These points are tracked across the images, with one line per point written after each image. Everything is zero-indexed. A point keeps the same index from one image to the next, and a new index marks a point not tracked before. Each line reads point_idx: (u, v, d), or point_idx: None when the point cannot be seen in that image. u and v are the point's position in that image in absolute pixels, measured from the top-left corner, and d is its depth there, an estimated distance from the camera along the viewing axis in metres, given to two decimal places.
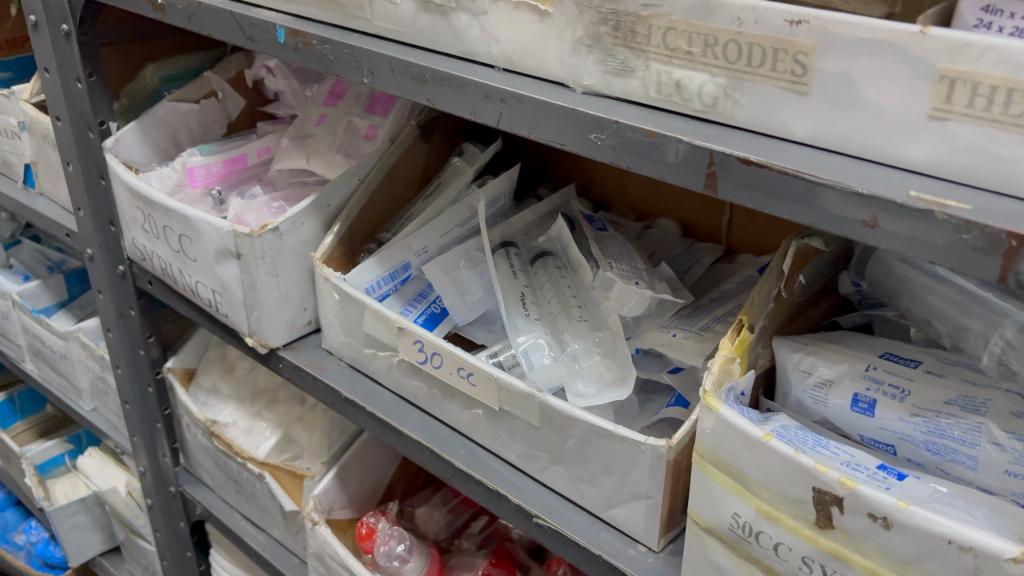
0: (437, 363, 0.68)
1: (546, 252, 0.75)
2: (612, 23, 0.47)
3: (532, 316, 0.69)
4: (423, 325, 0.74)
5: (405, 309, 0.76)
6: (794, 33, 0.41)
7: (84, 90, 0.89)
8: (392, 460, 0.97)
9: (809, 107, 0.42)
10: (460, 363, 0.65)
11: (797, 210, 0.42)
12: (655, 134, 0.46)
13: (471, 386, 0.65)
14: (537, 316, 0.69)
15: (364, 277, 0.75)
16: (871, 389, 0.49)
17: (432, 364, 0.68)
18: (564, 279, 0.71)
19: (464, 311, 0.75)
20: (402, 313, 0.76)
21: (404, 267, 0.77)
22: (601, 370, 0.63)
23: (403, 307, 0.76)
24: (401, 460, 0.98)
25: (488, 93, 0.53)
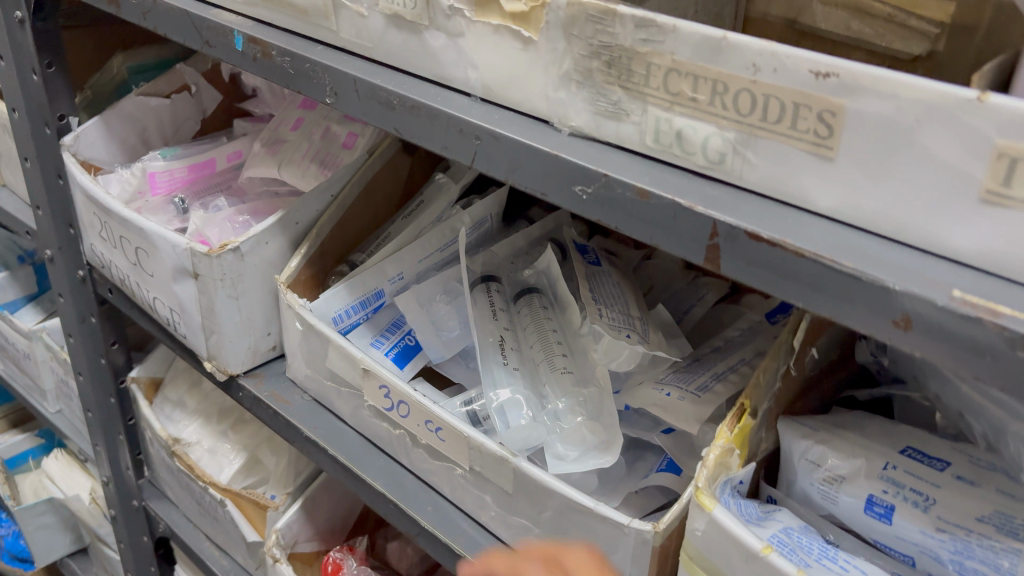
0: (407, 415, 0.61)
1: (532, 288, 0.69)
2: (605, 58, 0.40)
3: (511, 365, 0.62)
4: (393, 363, 0.68)
5: (374, 342, 0.69)
6: (820, 87, 0.34)
7: (40, 82, 0.82)
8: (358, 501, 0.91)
9: (834, 175, 0.35)
10: (431, 419, 0.59)
11: (813, 298, 0.35)
12: (649, 194, 0.39)
13: (442, 445, 0.59)
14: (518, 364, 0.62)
15: (331, 304, 0.69)
16: (889, 491, 0.42)
17: (400, 415, 0.62)
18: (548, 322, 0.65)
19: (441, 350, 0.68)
20: (372, 346, 0.69)
21: (376, 295, 0.70)
22: (584, 432, 0.57)
23: (372, 340, 0.70)
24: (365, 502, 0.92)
25: (462, 127, 0.46)
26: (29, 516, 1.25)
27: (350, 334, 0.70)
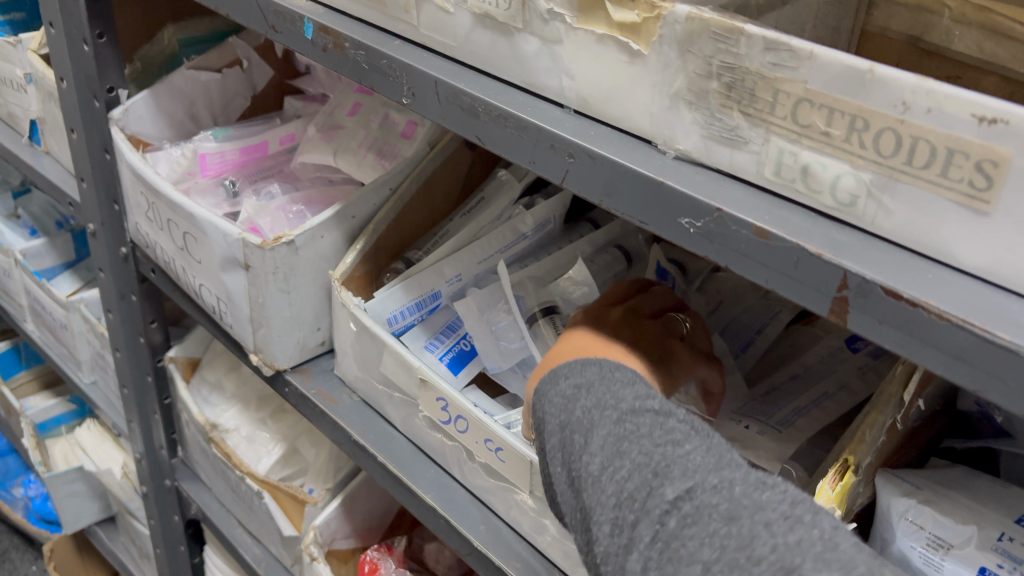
0: (465, 433, 0.58)
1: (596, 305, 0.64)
2: (726, 79, 0.36)
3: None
4: (445, 370, 0.65)
5: (429, 345, 0.67)
6: (982, 133, 0.30)
7: (91, 53, 0.78)
8: (394, 504, 0.89)
9: (986, 230, 0.31)
10: (488, 435, 0.56)
11: (957, 370, 0.31)
12: (770, 235, 0.35)
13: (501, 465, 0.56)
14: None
15: (382, 308, 0.66)
16: (1005, 567, 0.39)
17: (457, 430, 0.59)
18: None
19: (498, 355, 0.65)
20: (425, 350, 0.66)
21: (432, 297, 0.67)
22: None
23: (427, 342, 0.67)
24: (401, 505, 0.90)
25: (554, 142, 0.42)
26: (59, 484, 1.25)
27: (403, 336, 0.67)
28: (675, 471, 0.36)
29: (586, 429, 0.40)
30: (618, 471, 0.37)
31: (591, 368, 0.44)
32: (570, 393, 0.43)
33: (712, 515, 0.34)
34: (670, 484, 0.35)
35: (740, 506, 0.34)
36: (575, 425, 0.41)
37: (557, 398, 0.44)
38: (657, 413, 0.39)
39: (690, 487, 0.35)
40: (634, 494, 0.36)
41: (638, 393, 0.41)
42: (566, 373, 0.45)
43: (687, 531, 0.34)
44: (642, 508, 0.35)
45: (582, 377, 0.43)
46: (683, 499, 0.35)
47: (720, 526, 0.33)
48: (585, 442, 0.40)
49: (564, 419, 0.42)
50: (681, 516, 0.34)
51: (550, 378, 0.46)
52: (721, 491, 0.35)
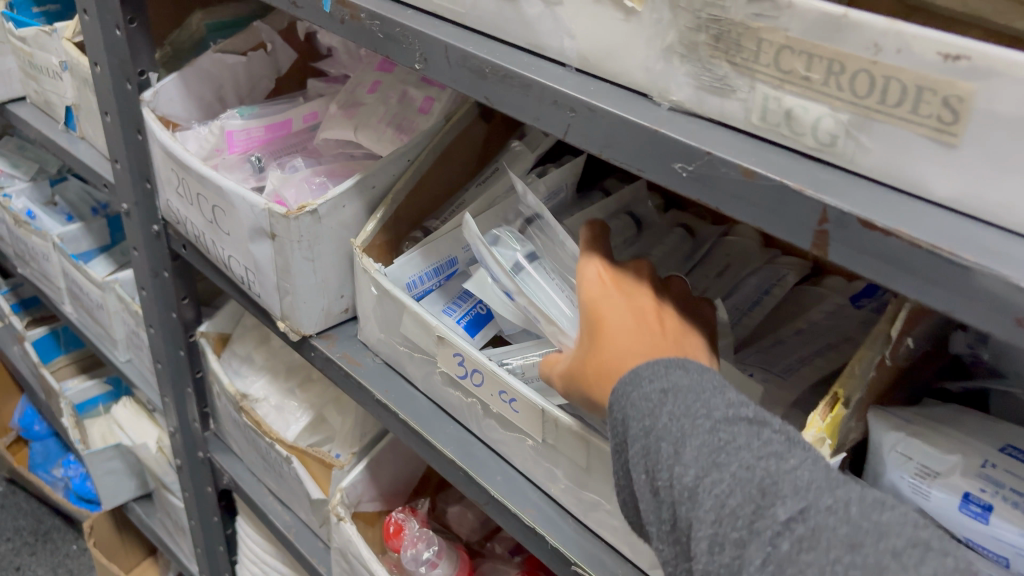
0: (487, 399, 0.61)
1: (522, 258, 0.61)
2: (713, 31, 0.39)
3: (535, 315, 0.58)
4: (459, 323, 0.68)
5: (447, 309, 0.69)
6: (948, 70, 0.32)
7: (123, 38, 0.81)
8: (421, 462, 0.93)
9: (955, 162, 0.34)
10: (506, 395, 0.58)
11: (931, 292, 0.34)
12: (755, 174, 0.38)
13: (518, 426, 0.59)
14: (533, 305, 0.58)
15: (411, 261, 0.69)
16: (988, 490, 0.41)
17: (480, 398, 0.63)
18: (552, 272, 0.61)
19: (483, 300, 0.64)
20: (444, 313, 0.69)
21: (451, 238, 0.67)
22: None
23: (445, 307, 0.69)
24: (429, 464, 0.94)
25: (557, 99, 0.45)
26: (97, 462, 1.30)
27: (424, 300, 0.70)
28: (785, 490, 0.35)
29: (677, 439, 0.39)
30: (720, 489, 0.36)
31: (677, 371, 0.42)
32: (653, 395, 0.41)
33: (831, 539, 0.33)
34: (780, 504, 0.35)
35: (860, 530, 0.33)
36: (660, 432, 0.39)
37: (634, 403, 0.42)
38: (750, 422, 0.38)
39: (803, 507, 0.34)
40: (737, 511, 0.35)
41: (730, 400, 0.40)
42: (645, 378, 0.42)
43: (805, 556, 0.33)
44: (750, 529, 0.35)
45: (667, 382, 0.41)
46: (798, 521, 0.34)
47: (843, 554, 0.32)
48: (676, 453, 0.38)
49: (647, 423, 0.40)
50: (794, 538, 0.34)
51: (630, 376, 0.43)
52: (836, 511, 0.34)
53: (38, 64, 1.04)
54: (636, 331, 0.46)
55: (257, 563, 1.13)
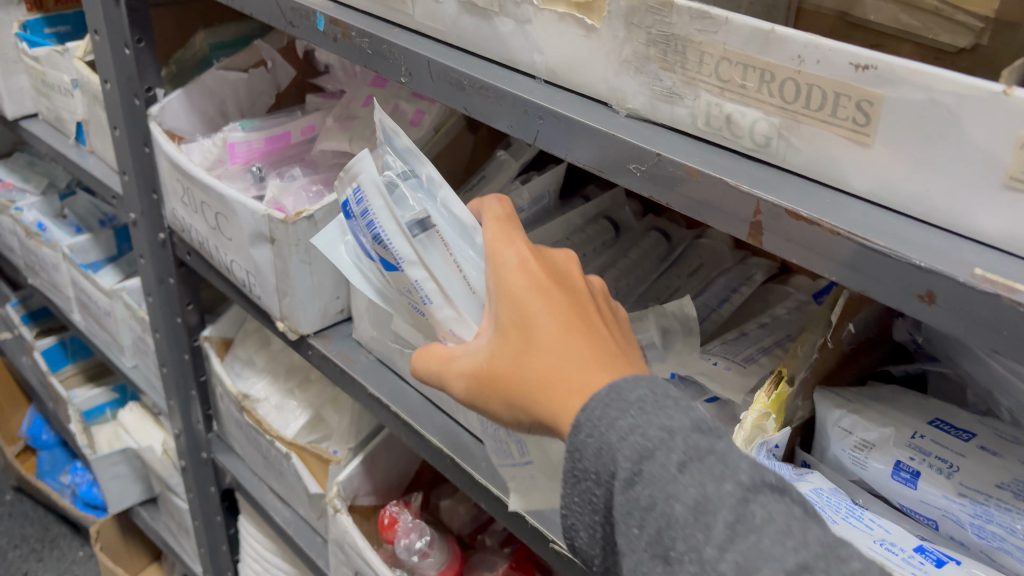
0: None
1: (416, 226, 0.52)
2: (662, 46, 0.43)
3: (424, 289, 0.53)
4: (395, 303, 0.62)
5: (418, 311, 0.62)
6: (859, 78, 0.37)
7: (131, 57, 0.86)
8: (416, 456, 0.97)
9: (871, 159, 0.38)
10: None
11: (848, 275, 0.38)
12: (699, 173, 0.42)
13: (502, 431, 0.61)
14: (421, 278, 0.53)
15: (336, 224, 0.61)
16: (916, 458, 0.46)
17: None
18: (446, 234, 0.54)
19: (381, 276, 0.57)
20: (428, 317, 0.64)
21: (346, 207, 0.56)
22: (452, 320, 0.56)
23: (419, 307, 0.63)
24: (423, 457, 0.98)
25: (527, 107, 0.49)
26: (104, 466, 1.34)
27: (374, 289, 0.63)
28: None
29: (699, 502, 0.35)
30: None
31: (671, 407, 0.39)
32: (654, 436, 0.37)
33: None
34: None
35: None
36: (676, 492, 0.36)
37: (625, 441, 0.38)
38: (774, 489, 0.36)
39: None
40: None
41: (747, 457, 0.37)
42: (632, 407, 0.39)
43: None
44: None
45: (669, 420, 0.38)
46: None
47: None
48: (701, 523, 0.35)
49: (645, 467, 0.37)
50: None
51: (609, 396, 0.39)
52: None
53: (50, 82, 1.09)
54: (585, 341, 0.42)
55: (258, 560, 1.17)
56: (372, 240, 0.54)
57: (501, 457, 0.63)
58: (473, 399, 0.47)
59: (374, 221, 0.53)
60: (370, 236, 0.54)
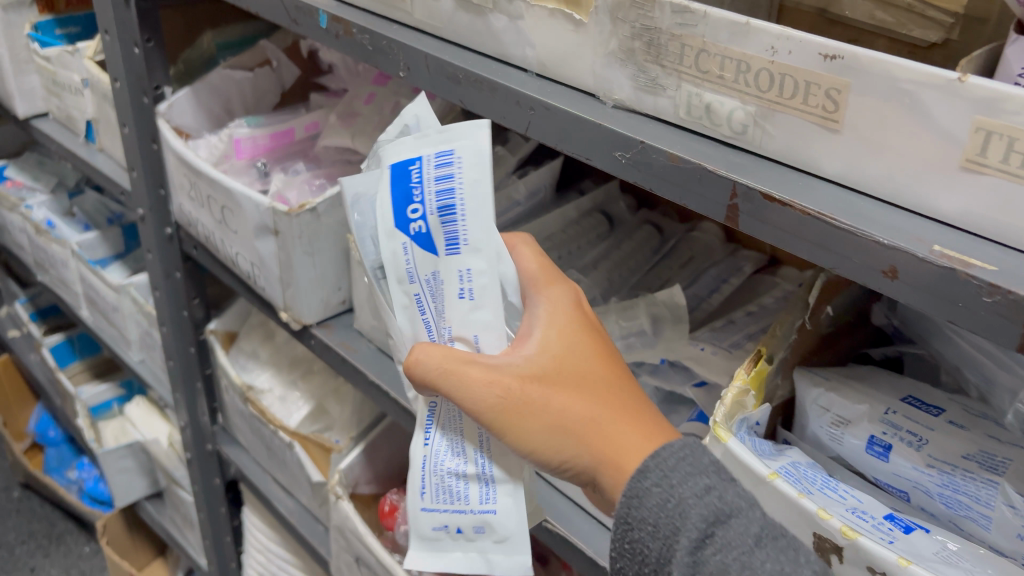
0: (442, 423, 0.51)
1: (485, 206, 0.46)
2: (646, 39, 0.46)
3: (467, 282, 0.47)
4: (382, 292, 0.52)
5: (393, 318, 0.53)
6: (828, 67, 0.39)
7: (140, 56, 0.89)
8: None
9: (839, 144, 0.40)
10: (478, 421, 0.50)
11: (818, 253, 0.40)
12: (679, 159, 0.44)
13: (466, 472, 0.50)
14: (474, 268, 0.47)
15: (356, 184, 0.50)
16: (889, 433, 0.48)
17: (424, 417, 0.52)
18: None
19: (404, 255, 0.47)
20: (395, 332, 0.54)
21: (410, 168, 0.47)
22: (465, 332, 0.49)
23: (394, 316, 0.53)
24: None
25: (519, 99, 0.52)
26: (111, 460, 1.37)
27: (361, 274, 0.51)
28: None
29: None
30: None
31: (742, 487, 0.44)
32: (734, 500, 0.42)
33: None
34: None
35: None
36: (751, 563, 0.40)
37: (702, 501, 0.42)
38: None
39: None
40: None
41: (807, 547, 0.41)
42: (710, 471, 0.43)
43: None
44: None
45: (747, 496, 0.43)
46: None
47: None
48: None
49: (720, 529, 0.41)
50: None
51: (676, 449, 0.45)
52: None
53: (60, 81, 1.12)
54: (637, 404, 0.47)
55: (261, 550, 1.19)
56: (437, 216, 0.46)
57: (432, 501, 0.51)
58: (485, 414, 0.45)
59: (456, 197, 0.46)
60: (439, 205, 0.46)
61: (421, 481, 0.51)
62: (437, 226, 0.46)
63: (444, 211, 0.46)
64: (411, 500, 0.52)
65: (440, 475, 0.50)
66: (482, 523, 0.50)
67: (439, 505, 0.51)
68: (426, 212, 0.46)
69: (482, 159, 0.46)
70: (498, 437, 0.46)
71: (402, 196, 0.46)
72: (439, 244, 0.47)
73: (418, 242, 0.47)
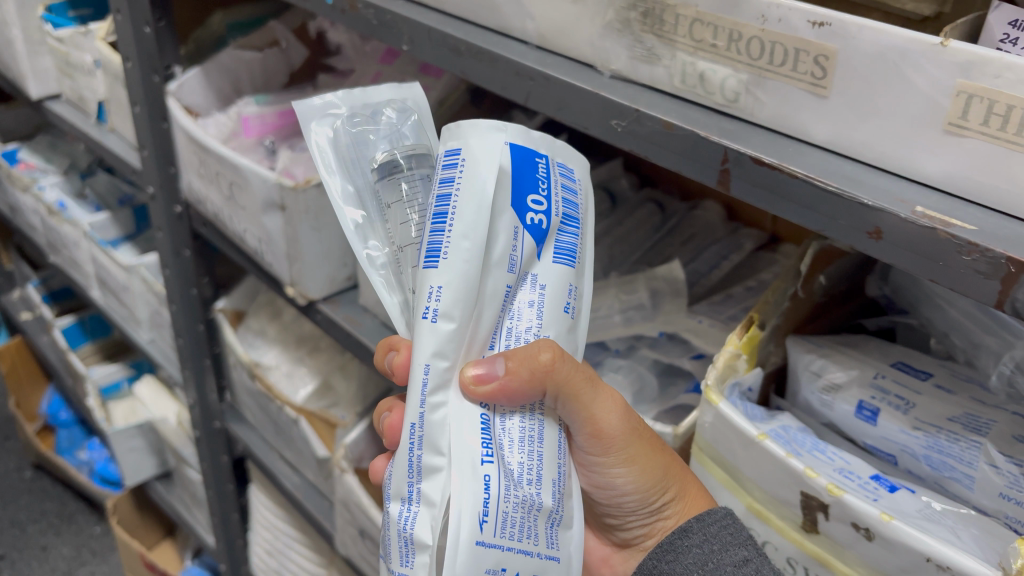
0: (505, 433, 0.44)
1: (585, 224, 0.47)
2: (641, 9, 0.47)
3: (573, 299, 0.46)
4: (448, 268, 0.41)
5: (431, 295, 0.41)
6: (816, 34, 0.40)
7: (152, 35, 0.90)
8: None
9: (829, 110, 0.41)
10: (557, 431, 0.46)
11: (807, 215, 0.42)
12: (673, 126, 0.46)
13: (542, 504, 0.43)
14: (576, 286, 0.47)
15: (457, 137, 0.42)
16: (877, 397, 0.49)
17: (478, 424, 0.43)
18: (385, 233, 0.50)
19: (514, 241, 0.43)
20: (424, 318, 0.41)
21: (536, 160, 0.45)
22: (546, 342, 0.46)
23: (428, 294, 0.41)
24: None
25: (519, 70, 0.53)
26: (122, 439, 1.39)
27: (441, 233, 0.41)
28: None
29: None
30: None
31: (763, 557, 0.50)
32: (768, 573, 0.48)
33: None
34: None
35: None
36: None
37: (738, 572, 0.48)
38: None
39: None
40: None
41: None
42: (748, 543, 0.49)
43: None
44: None
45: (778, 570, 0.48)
46: None
47: None
48: None
49: None
50: None
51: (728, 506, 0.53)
52: None
53: (72, 62, 1.14)
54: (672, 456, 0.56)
55: (267, 528, 1.21)
56: (559, 220, 0.45)
57: (495, 534, 0.42)
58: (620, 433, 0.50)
59: (576, 214, 0.47)
60: (563, 209, 0.45)
61: (486, 506, 0.42)
62: (555, 227, 0.45)
63: (565, 219, 0.46)
64: (462, 528, 0.41)
65: (511, 504, 0.42)
66: (541, 571, 0.44)
67: (502, 540, 0.42)
68: (550, 210, 0.44)
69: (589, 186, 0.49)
70: (619, 458, 0.51)
71: (529, 183, 0.44)
72: (548, 249, 0.45)
73: (532, 232, 0.44)
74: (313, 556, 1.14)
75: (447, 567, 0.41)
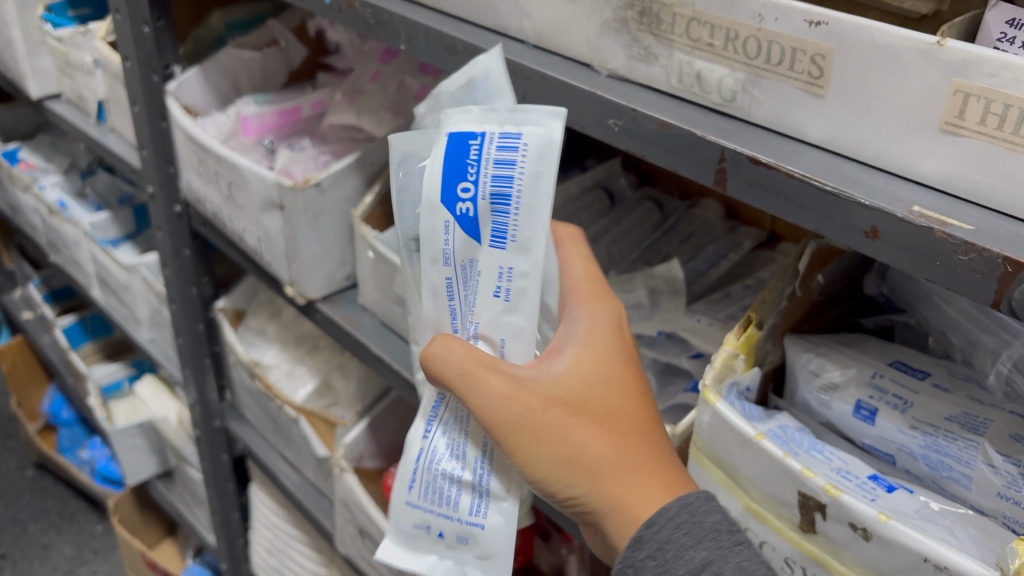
0: (443, 426, 0.49)
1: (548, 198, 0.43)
2: (638, 8, 0.46)
3: (505, 282, 0.44)
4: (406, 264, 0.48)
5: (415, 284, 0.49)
6: (813, 33, 0.40)
7: (151, 35, 0.90)
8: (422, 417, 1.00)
9: (825, 110, 0.41)
10: None
11: (803, 214, 0.41)
12: (670, 125, 0.45)
13: (461, 478, 0.48)
14: (514, 267, 0.44)
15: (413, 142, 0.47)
16: (875, 397, 0.49)
17: (432, 405, 0.50)
18: None
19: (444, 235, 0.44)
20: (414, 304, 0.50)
21: (470, 141, 0.43)
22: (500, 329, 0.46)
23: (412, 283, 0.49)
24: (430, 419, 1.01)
25: (517, 69, 0.53)
26: (122, 438, 1.39)
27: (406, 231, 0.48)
28: None
29: None
30: None
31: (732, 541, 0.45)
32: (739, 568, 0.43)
33: None
34: None
35: None
36: None
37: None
38: None
39: None
40: None
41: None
42: (706, 539, 0.44)
43: None
44: None
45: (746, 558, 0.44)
46: None
47: None
48: None
49: None
50: None
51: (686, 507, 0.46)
52: None
53: (72, 61, 1.14)
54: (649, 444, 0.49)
55: (268, 527, 1.21)
56: (488, 202, 0.43)
57: (419, 498, 0.49)
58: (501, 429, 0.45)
59: (516, 187, 0.42)
60: (494, 187, 0.42)
61: (412, 473, 0.49)
62: (487, 211, 0.43)
63: (496, 198, 0.43)
64: (398, 487, 0.50)
65: (431, 475, 0.48)
66: (466, 534, 0.48)
67: (425, 504, 0.49)
68: (476, 195, 0.43)
69: (552, 152, 0.43)
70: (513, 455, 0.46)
71: (454, 170, 0.43)
72: (487, 232, 0.44)
73: (461, 224, 0.43)
74: (313, 555, 1.14)
75: (392, 514, 0.51)
